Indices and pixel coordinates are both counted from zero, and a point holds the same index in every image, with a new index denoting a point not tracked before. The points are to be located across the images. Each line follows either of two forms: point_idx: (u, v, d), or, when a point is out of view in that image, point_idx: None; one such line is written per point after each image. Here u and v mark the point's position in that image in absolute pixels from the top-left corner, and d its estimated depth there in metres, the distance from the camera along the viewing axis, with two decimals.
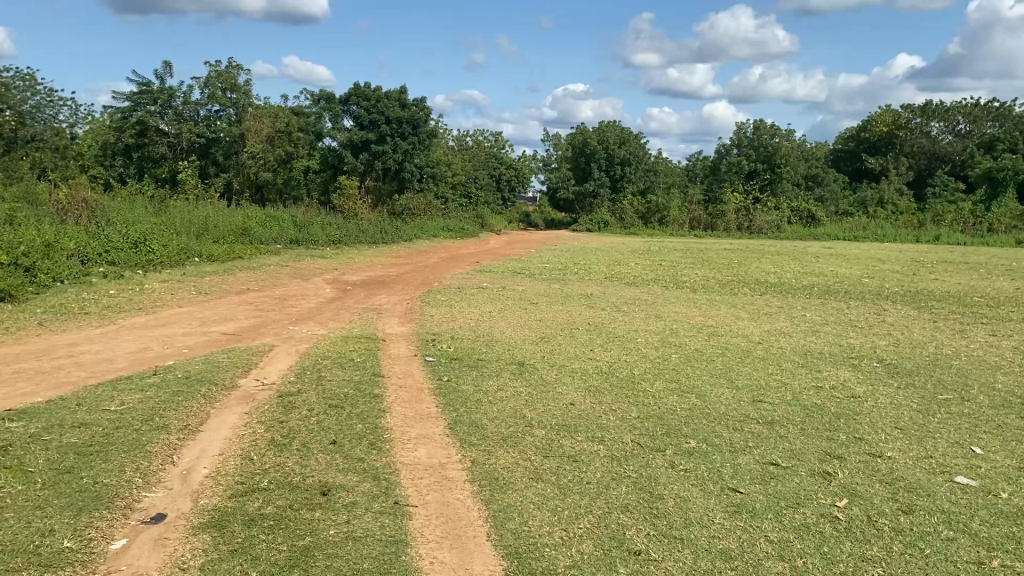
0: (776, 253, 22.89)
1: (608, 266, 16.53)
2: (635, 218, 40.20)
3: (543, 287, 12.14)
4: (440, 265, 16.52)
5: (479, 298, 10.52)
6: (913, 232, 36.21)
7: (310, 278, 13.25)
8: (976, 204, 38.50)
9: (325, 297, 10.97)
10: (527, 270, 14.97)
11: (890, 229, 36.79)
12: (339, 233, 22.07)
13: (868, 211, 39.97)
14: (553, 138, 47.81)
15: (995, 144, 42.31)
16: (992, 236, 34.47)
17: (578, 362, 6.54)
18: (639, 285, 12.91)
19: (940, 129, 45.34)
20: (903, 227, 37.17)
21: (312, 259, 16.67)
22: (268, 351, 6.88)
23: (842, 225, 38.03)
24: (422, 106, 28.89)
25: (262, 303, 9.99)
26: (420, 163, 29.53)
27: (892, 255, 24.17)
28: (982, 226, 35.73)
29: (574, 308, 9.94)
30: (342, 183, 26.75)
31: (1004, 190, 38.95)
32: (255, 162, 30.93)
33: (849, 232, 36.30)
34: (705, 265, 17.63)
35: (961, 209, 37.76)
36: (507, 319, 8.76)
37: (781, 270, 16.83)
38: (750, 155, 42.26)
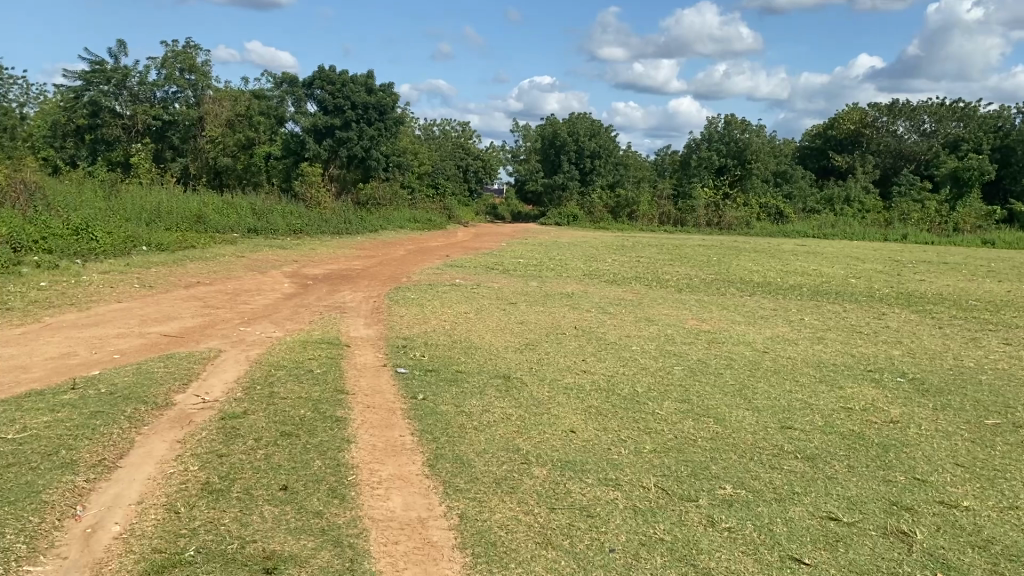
0: (752, 250, 22.34)
1: (585, 262, 15.77)
2: (604, 212, 39.55)
3: (520, 285, 11.33)
4: (408, 259, 15.64)
5: (453, 296, 9.68)
6: (881, 230, 36.08)
7: (267, 270, 12.27)
8: (942, 203, 38.62)
9: (283, 292, 10.04)
10: (501, 265, 14.15)
11: (858, 226, 36.68)
12: (301, 222, 21.04)
13: (836, 208, 39.79)
14: (522, 129, 46.97)
15: (960, 143, 42.41)
16: (959, 235, 34.51)
17: (572, 376, 5.72)
18: (621, 283, 12.16)
19: (906, 129, 45.03)
20: (871, 225, 37.06)
21: (272, 250, 15.67)
22: (212, 360, 5.95)
23: (810, 222, 37.84)
24: (389, 91, 27.85)
25: (212, 299, 9.03)
26: (387, 151, 28.51)
27: (868, 253, 23.77)
28: (948, 225, 35.82)
29: (556, 309, 9.15)
30: (305, 169, 25.65)
31: (970, 189, 39.10)
32: (213, 146, 29.64)
33: (817, 229, 36.11)
34: (684, 262, 16.95)
35: (928, 207, 37.79)
36: (485, 322, 7.94)
37: (763, 268, 16.20)
38: (721, 150, 41.84)
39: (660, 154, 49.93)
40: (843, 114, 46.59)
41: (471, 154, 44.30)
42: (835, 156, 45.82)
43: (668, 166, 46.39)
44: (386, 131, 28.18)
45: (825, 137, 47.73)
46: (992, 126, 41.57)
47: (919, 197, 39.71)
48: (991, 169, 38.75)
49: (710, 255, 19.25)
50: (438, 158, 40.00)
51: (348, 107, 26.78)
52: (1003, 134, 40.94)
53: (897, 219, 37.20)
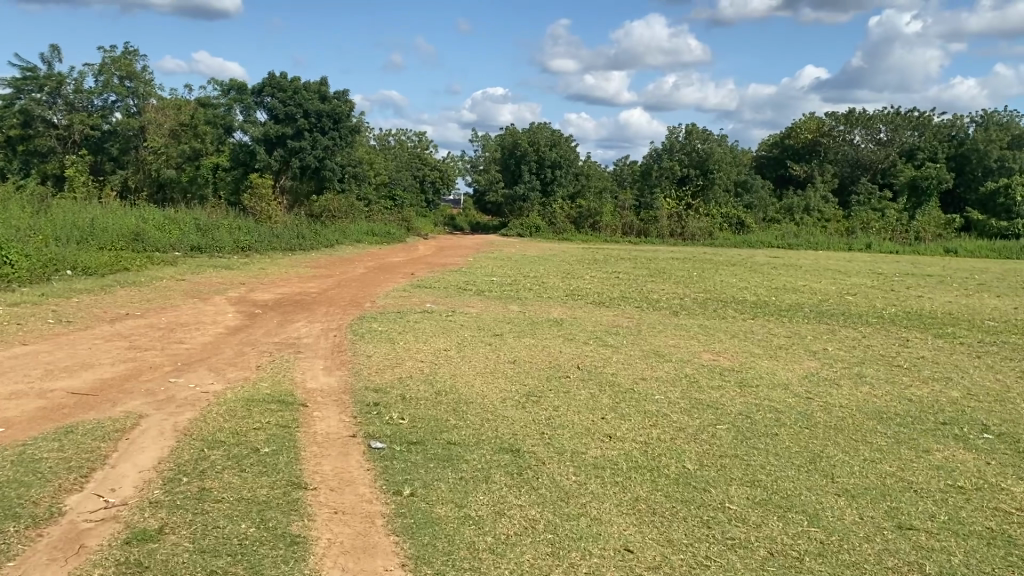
0: (727, 263, 21.41)
1: (562, 280, 14.60)
2: (567, 222, 38.43)
3: (498, 310, 10.07)
4: (372, 279, 14.29)
5: (429, 327, 8.38)
6: (844, 239, 35.63)
7: (211, 296, 10.84)
8: (901, 212, 38.37)
9: (226, 325, 8.63)
10: (473, 286, 12.87)
11: (821, 236, 36.20)
12: (250, 237, 19.52)
13: (796, 217, 39.30)
14: (480, 139, 45.81)
15: (916, 152, 42.35)
16: (921, 244, 34.20)
17: (597, 447, 4.46)
18: (611, 306, 10.96)
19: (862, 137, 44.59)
20: (833, 234, 36.61)
21: (218, 271, 14.21)
22: (128, 433, 4.55)
23: (771, 231, 37.29)
24: (344, 99, 26.39)
25: (142, 338, 7.61)
26: (342, 161, 27.04)
27: (844, 266, 23.03)
28: (909, 234, 35.57)
29: (550, 341, 7.90)
30: (254, 181, 24.08)
31: (928, 198, 38.93)
32: (156, 158, 27.91)
33: (781, 240, 35.62)
34: (666, 278, 15.86)
35: (888, 215, 37.49)
36: (470, 363, 6.64)
37: (751, 284, 15.20)
38: (683, 159, 41.07)
39: (620, 164, 49.14)
40: (801, 122, 46.31)
41: (429, 165, 42.96)
42: (794, 165, 45.45)
43: (629, 176, 45.57)
44: (342, 141, 26.72)
45: (784, 146, 47.43)
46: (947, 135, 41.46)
47: (877, 205, 39.47)
48: (949, 177, 38.55)
49: (688, 270, 18.21)
50: (395, 169, 38.57)
51: (301, 116, 25.27)
52: (959, 143, 40.95)
53: (859, 227, 36.82)
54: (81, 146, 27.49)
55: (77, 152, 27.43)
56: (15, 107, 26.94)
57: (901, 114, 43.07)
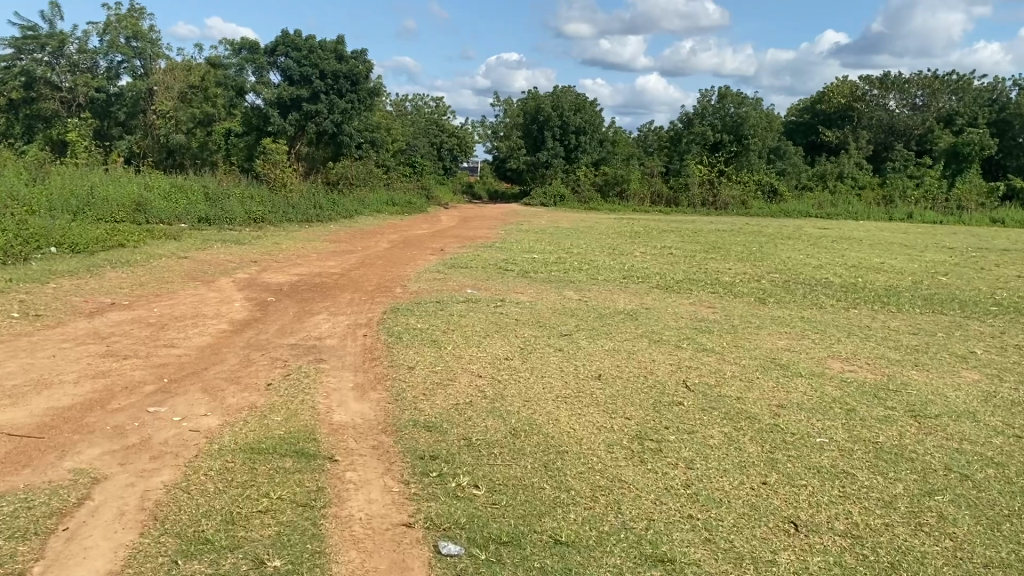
0: (778, 237, 19.70)
1: (611, 257, 13.00)
2: (592, 191, 36.63)
3: (555, 299, 8.45)
4: (399, 255, 12.71)
5: (479, 325, 6.75)
6: (883, 209, 33.76)
7: (216, 280, 9.29)
8: (941, 179, 36.28)
9: (232, 319, 7.07)
10: (515, 266, 11.29)
11: (859, 205, 34.37)
12: (264, 208, 17.84)
13: (830, 184, 37.43)
14: (501, 104, 43.90)
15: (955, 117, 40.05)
16: (964, 215, 32.35)
17: (790, 550, 2.91)
18: (683, 293, 9.35)
19: (898, 103, 42.17)
20: (871, 203, 34.74)
21: (228, 247, 12.67)
22: (64, 520, 2.99)
23: (806, 200, 35.53)
24: (362, 59, 24.58)
25: (124, 339, 6.05)
26: (360, 126, 25.34)
27: (900, 238, 21.25)
28: (950, 203, 33.77)
29: (635, 344, 6.27)
30: (269, 147, 22.46)
31: (969, 165, 36.82)
32: (165, 122, 26.37)
33: (818, 210, 33.85)
34: (723, 254, 14.22)
35: (927, 182, 35.47)
36: (545, 381, 5.04)
37: (822, 263, 13.56)
38: (715, 124, 38.60)
39: (644, 131, 46.98)
40: (833, 86, 44.02)
41: (446, 131, 41.09)
42: (826, 131, 43.14)
43: (655, 143, 43.49)
44: (360, 104, 24.98)
45: (815, 111, 45.16)
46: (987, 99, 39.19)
47: (914, 171, 37.46)
48: (993, 143, 36.14)
49: (740, 244, 16.53)
50: (411, 135, 36.83)
51: (317, 77, 23.56)
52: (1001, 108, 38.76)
53: (899, 194, 34.85)
54: (86, 110, 25.96)
55: (81, 116, 25.89)
56: (16, 67, 25.45)
57: (939, 77, 40.68)
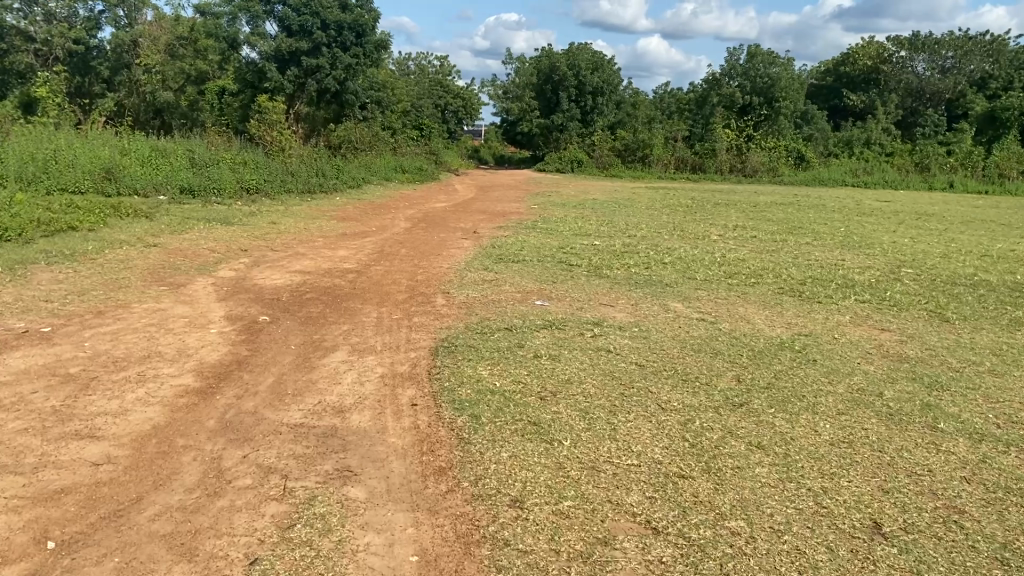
0: (845, 212, 17.21)
1: (688, 244, 10.53)
2: (611, 155, 33.83)
3: (667, 321, 5.94)
4: (426, 242, 10.20)
5: (593, 383, 4.24)
6: (922, 178, 31.02)
7: (190, 286, 6.81)
8: (977, 145, 33.38)
9: (202, 364, 4.57)
10: (579, 259, 8.80)
11: (895, 173, 31.60)
12: (258, 175, 15.15)
13: (858, 150, 34.62)
14: (512, 62, 40.90)
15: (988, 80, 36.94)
16: (1008, 183, 29.68)
17: None
18: (828, 305, 6.84)
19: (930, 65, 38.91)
20: (908, 171, 31.95)
21: (214, 229, 10.15)
22: None
23: (837, 167, 32.78)
24: (368, 8, 21.69)
25: (9, 423, 3.54)
26: (365, 83, 22.56)
27: (975, 213, 18.66)
28: (991, 171, 30.98)
29: (866, 428, 3.80)
30: (264, 105, 19.76)
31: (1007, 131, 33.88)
32: (151, 79, 23.79)
33: (851, 179, 31.13)
34: (813, 240, 11.69)
35: (962, 148, 32.68)
36: (792, 557, 2.60)
37: (936, 251, 11.08)
38: (745, 85, 35.15)
39: (661, 93, 44.03)
40: (861, 48, 40.75)
41: (453, 91, 38.11)
42: (850, 95, 39.87)
43: (673, 105, 40.43)
44: (366, 59, 22.16)
45: (839, 74, 41.96)
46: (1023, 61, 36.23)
47: (946, 137, 34.63)
48: None
49: (822, 225, 14.04)
50: (417, 96, 34.01)
51: (318, 27, 20.70)
52: None
53: (938, 160, 32.04)
54: (60, 63, 23.25)
55: (54, 71, 23.17)
56: None
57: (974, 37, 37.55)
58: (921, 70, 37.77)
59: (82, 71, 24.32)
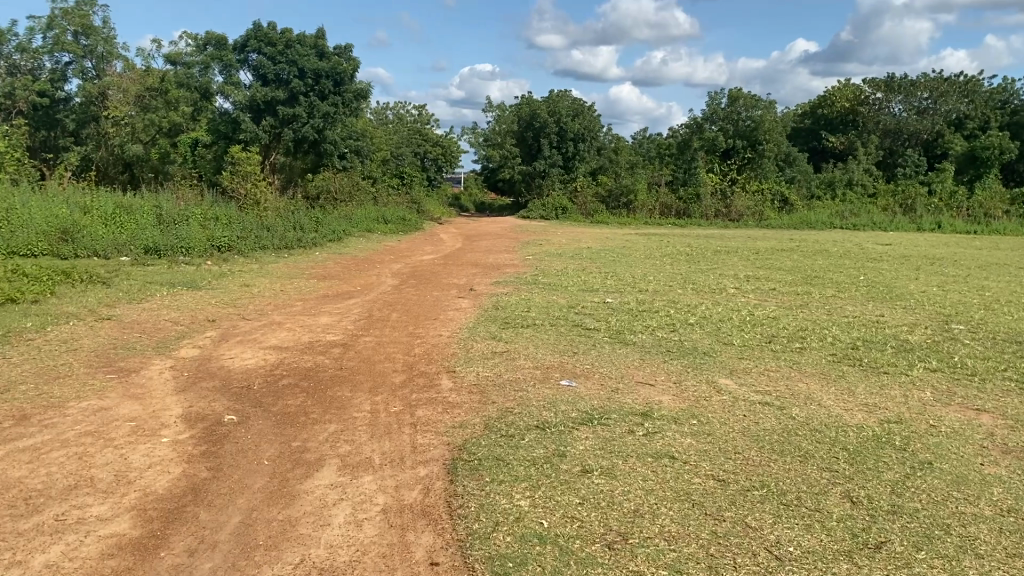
0: (850, 257, 16.36)
1: (708, 300, 9.59)
2: (595, 202, 33.00)
3: (727, 406, 4.88)
4: (420, 303, 9.15)
5: (670, 516, 3.18)
6: (907, 220, 30.43)
7: (144, 373, 5.68)
8: (959, 185, 33.01)
9: (142, 500, 3.44)
10: (595, 322, 7.78)
11: (879, 216, 31.03)
12: (230, 231, 14.02)
13: (839, 192, 34.00)
14: (492, 109, 40.28)
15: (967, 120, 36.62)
16: (994, 223, 29.16)
17: None
18: (900, 379, 5.84)
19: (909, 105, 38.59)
20: (893, 212, 31.37)
21: (180, 295, 9.03)
22: None
23: (822, 210, 32.16)
24: (346, 57, 20.95)
25: None
26: (344, 133, 21.64)
27: (981, 256, 17.89)
28: (976, 211, 30.54)
29: None
30: (237, 156, 18.75)
31: (987, 171, 33.56)
32: (119, 131, 22.77)
33: (835, 221, 30.53)
34: (839, 292, 10.74)
35: (942, 189, 32.26)
36: None
37: (973, 302, 10.17)
38: (727, 129, 34.63)
39: (641, 138, 43.57)
40: (838, 90, 40.44)
41: (431, 140, 37.31)
42: (829, 136, 39.38)
43: (654, 150, 39.85)
44: (346, 108, 21.29)
45: (816, 117, 41.59)
46: (997, 101, 36.13)
47: (927, 177, 34.10)
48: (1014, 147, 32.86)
49: (837, 274, 13.13)
50: (396, 146, 33.20)
51: (295, 75, 19.89)
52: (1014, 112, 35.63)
53: (922, 200, 31.45)
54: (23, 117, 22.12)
55: (17, 125, 22.08)
56: None
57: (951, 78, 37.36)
58: (899, 111, 37.39)
59: (48, 125, 23.26)
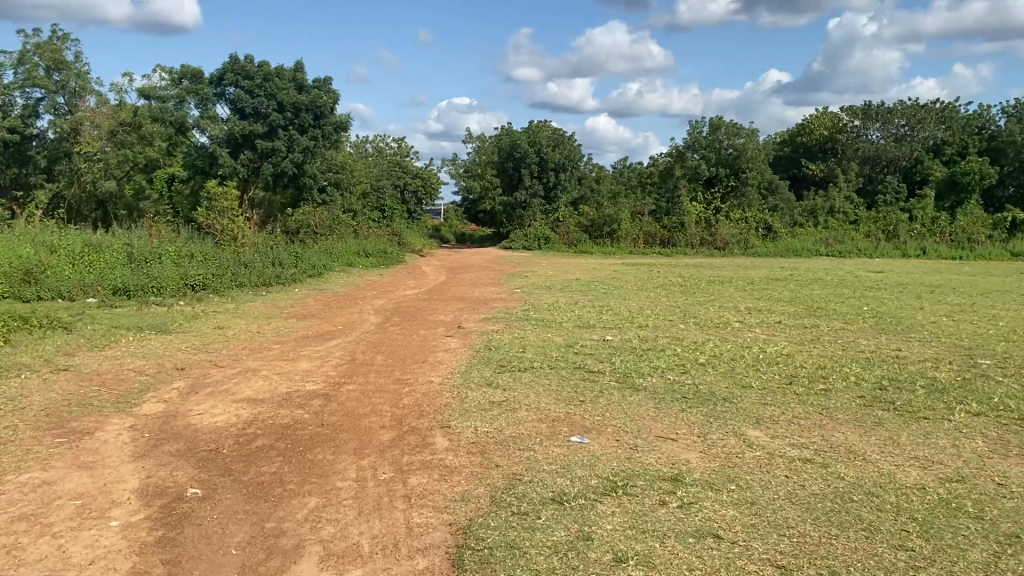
0: (846, 286, 15.92)
1: (715, 336, 9.03)
2: (580, 233, 32.52)
3: (764, 465, 4.28)
4: (408, 345, 8.52)
5: None
6: (892, 246, 30.15)
7: (99, 435, 5.00)
8: (941, 211, 32.89)
9: None
10: (599, 364, 7.18)
11: (863, 241, 30.75)
12: (204, 268, 13.33)
13: (822, 219, 33.74)
14: (473, 140, 39.92)
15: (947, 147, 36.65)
16: (978, 248, 28.93)
17: None
18: (944, 426, 5.28)
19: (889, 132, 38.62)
20: (878, 238, 31.09)
21: (149, 340, 8.35)
22: None
23: (807, 236, 31.83)
24: (326, 89, 20.51)
25: None
26: (324, 166, 21.08)
27: (977, 282, 17.54)
28: (959, 236, 30.34)
29: None
30: (214, 191, 18.11)
31: (968, 196, 33.51)
32: (92, 166, 22.08)
33: (819, 248, 30.22)
34: (846, 325, 10.24)
35: (924, 215, 32.10)
36: None
37: (988, 333, 9.69)
38: (710, 158, 34.39)
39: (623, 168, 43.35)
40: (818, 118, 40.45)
41: (412, 172, 36.81)
42: (810, 164, 39.27)
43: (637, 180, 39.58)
44: (326, 140, 20.75)
45: (796, 145, 41.50)
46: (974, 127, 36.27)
47: (908, 203, 33.96)
48: (993, 172, 32.83)
49: (839, 305, 12.63)
50: (376, 179, 32.68)
51: (273, 108, 19.34)
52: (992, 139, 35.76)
53: (905, 226, 31.20)
54: None
55: None
56: None
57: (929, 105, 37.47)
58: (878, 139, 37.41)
59: (18, 161, 22.52)
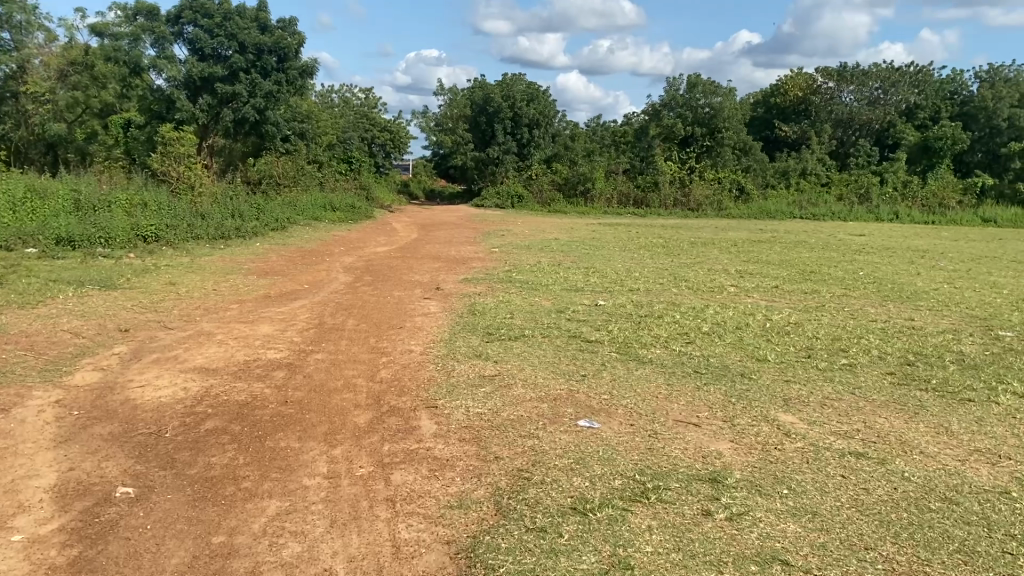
0: (833, 250, 15.36)
1: (714, 301, 8.37)
2: (552, 191, 31.67)
3: (812, 461, 3.63)
4: (382, 307, 7.72)
5: None
6: (865, 209, 29.72)
7: (17, 413, 4.19)
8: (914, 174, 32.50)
9: None
10: (595, 332, 6.46)
11: (836, 205, 30.30)
12: (158, 219, 12.36)
13: (795, 181, 33.15)
14: (444, 92, 38.65)
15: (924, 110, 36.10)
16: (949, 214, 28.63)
17: None
18: (998, 411, 4.65)
19: None
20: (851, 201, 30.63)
21: (90, 297, 7.47)
22: None
23: (781, 199, 31.30)
24: (290, 30, 19.23)
25: None
26: (287, 113, 19.89)
27: (964, 249, 17.09)
28: (932, 200, 30.00)
29: None
30: (168, 136, 16.96)
31: (941, 161, 33.11)
32: (40, 108, 20.72)
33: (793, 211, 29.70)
34: (847, 291, 9.62)
35: (896, 178, 31.65)
36: None
37: (998, 302, 9.12)
38: (686, 116, 33.53)
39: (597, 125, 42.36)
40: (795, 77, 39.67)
41: (380, 124, 35.52)
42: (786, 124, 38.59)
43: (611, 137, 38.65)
44: (290, 86, 19.55)
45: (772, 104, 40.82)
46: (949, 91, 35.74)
47: (881, 166, 33.39)
48: (966, 137, 32.39)
49: (833, 270, 11.98)
50: (343, 130, 31.45)
51: (234, 50, 18.16)
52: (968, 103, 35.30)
53: (877, 190, 30.76)
54: None
55: None
56: None
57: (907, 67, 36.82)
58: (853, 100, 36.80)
59: None
